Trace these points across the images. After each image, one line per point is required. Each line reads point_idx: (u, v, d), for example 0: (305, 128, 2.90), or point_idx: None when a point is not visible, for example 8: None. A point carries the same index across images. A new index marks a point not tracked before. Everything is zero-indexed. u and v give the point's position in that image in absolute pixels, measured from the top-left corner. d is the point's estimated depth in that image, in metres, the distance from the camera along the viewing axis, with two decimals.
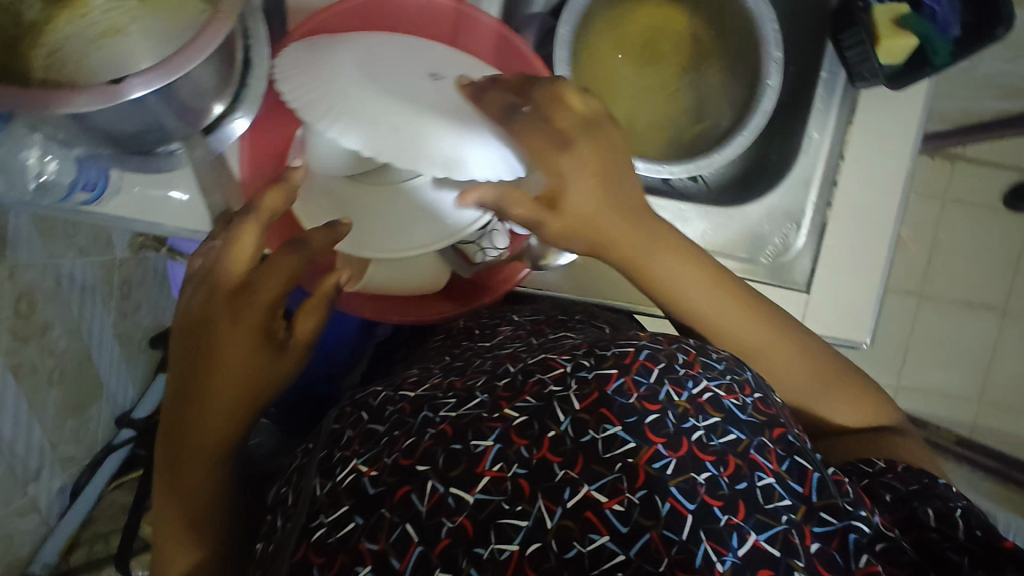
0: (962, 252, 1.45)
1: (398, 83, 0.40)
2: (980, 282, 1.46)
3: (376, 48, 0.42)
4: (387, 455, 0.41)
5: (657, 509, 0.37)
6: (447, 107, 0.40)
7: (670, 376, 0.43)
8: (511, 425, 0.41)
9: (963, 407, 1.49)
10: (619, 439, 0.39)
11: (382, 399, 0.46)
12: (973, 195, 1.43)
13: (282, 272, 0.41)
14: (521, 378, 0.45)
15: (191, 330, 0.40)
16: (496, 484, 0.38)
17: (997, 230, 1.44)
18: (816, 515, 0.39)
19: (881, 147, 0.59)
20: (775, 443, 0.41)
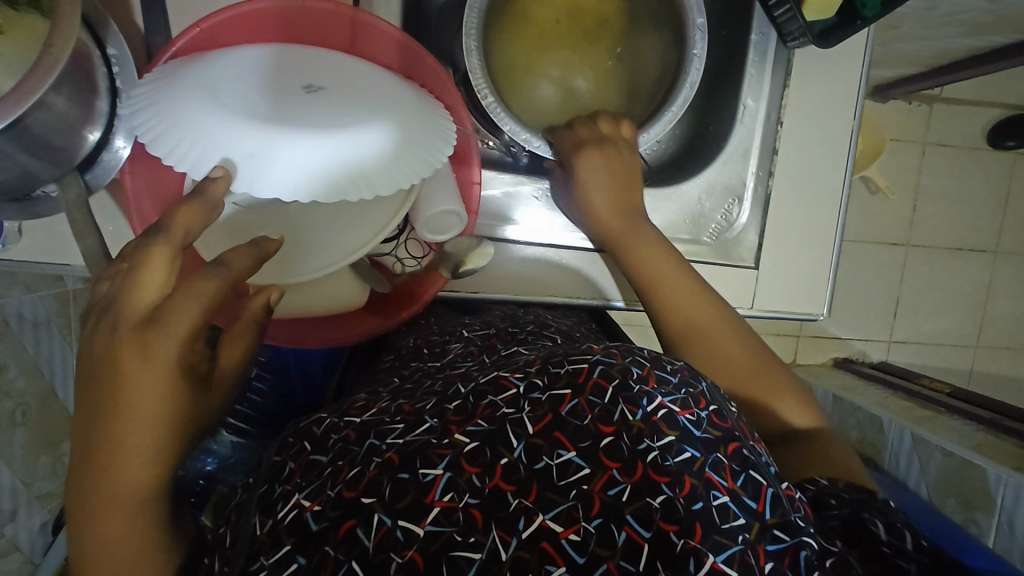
0: (948, 197, 1.40)
1: (264, 106, 0.37)
2: (968, 225, 1.42)
3: (236, 65, 0.39)
4: (331, 488, 0.39)
5: (613, 539, 0.36)
6: (323, 121, 0.38)
7: (624, 395, 0.42)
8: (461, 452, 0.39)
9: (959, 354, 1.46)
10: (573, 465, 0.39)
11: (325, 428, 0.45)
12: (955, 136, 1.38)
13: (200, 298, 0.39)
14: (473, 401, 0.43)
15: (94, 375, 0.37)
16: (446, 515, 0.37)
17: (982, 170, 1.40)
18: (769, 532, 0.38)
19: (821, 113, 0.57)
20: (729, 458, 0.40)
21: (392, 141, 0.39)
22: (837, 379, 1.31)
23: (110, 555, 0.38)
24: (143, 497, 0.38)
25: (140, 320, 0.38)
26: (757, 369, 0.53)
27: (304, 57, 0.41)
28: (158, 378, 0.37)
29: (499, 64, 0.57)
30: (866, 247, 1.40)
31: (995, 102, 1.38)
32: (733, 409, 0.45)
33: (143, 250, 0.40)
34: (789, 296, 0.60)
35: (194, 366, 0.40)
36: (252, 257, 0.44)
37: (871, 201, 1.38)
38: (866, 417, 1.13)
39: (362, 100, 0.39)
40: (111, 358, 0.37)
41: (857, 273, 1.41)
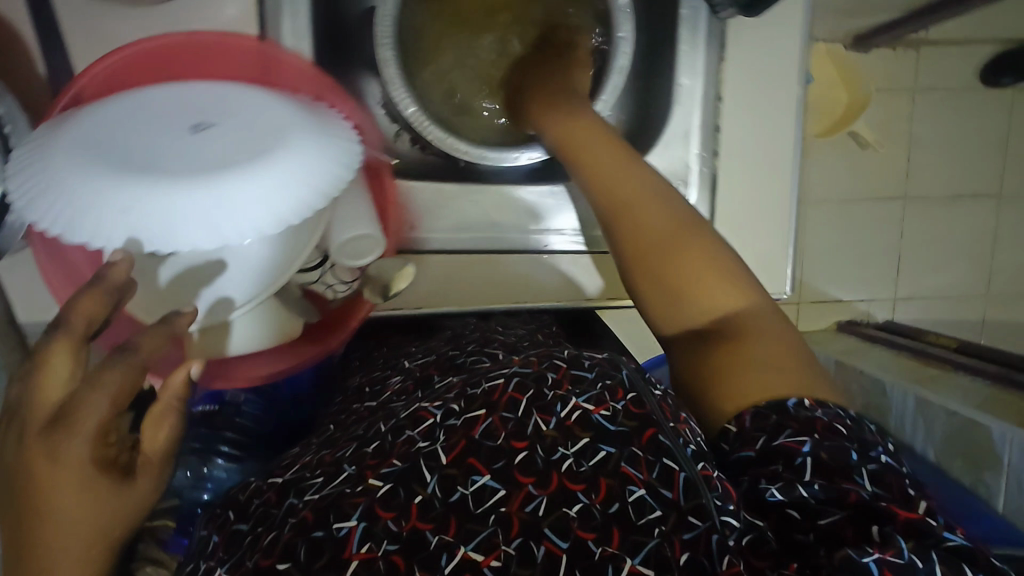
0: (942, 143, 1.34)
1: (148, 159, 0.38)
2: (968, 170, 1.36)
3: (116, 120, 0.39)
4: (247, 558, 0.38)
5: (533, 558, 0.36)
6: (208, 165, 0.38)
7: (537, 405, 0.42)
8: (375, 497, 0.38)
9: (968, 305, 1.41)
10: (489, 489, 0.38)
11: (250, 491, 0.45)
12: (945, 78, 1.31)
13: (110, 386, 0.38)
14: (391, 438, 0.42)
15: (10, 480, 0.36)
16: (367, 567, 0.36)
17: (978, 110, 1.34)
18: (685, 521, 0.37)
19: (758, 79, 0.58)
20: (644, 450, 0.39)
21: (280, 171, 0.39)
22: (837, 344, 1.28)
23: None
24: None
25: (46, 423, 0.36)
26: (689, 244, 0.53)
27: (198, 97, 0.42)
28: (72, 482, 0.36)
29: (436, 75, 0.63)
30: (860, 204, 1.35)
31: (986, 38, 1.31)
32: (656, 392, 0.43)
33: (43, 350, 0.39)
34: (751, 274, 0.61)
35: (118, 459, 0.38)
36: (160, 336, 0.43)
37: (859, 157, 1.33)
38: (869, 382, 1.10)
39: (247, 135, 0.40)
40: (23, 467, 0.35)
41: (852, 232, 1.36)
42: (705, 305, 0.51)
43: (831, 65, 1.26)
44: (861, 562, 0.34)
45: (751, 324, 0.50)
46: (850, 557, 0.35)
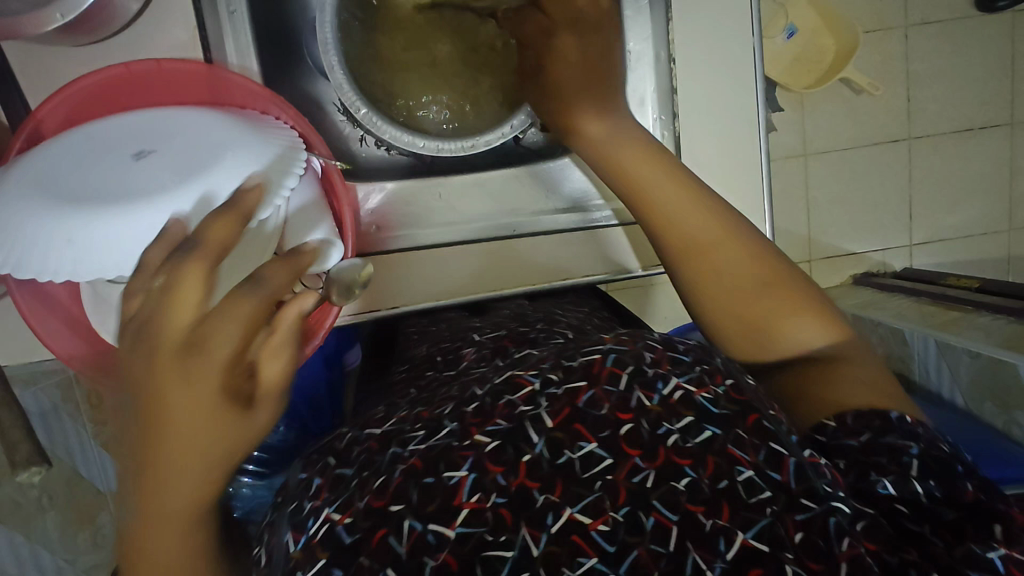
0: (943, 76, 1.28)
1: (94, 190, 0.41)
2: (975, 101, 1.30)
3: (62, 157, 0.42)
4: (359, 499, 0.41)
5: (642, 525, 0.38)
6: (150, 190, 0.41)
7: (639, 380, 0.43)
8: (483, 451, 0.41)
9: (989, 241, 1.36)
10: (596, 456, 0.40)
11: (348, 441, 0.48)
12: (939, 9, 1.25)
13: (241, 319, 0.38)
14: (490, 401, 0.45)
15: (135, 392, 0.37)
16: (476, 516, 0.39)
17: (978, 38, 1.27)
18: (797, 503, 0.38)
19: (705, 40, 0.64)
20: (749, 433, 0.41)
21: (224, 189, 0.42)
22: (852, 297, 1.25)
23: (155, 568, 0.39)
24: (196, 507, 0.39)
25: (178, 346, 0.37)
26: (771, 282, 0.54)
27: (139, 123, 0.44)
28: (199, 404, 0.37)
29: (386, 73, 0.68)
30: (863, 151, 1.31)
31: None
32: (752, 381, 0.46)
33: (178, 268, 0.38)
34: None
35: (241, 389, 0.39)
36: (286, 270, 0.43)
37: (856, 104, 1.28)
38: (885, 332, 1.06)
39: (189, 156, 0.42)
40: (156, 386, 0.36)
41: (859, 181, 1.32)
42: (799, 346, 0.52)
43: (813, 12, 1.23)
44: (986, 557, 0.37)
45: (853, 358, 0.50)
46: (976, 552, 0.37)
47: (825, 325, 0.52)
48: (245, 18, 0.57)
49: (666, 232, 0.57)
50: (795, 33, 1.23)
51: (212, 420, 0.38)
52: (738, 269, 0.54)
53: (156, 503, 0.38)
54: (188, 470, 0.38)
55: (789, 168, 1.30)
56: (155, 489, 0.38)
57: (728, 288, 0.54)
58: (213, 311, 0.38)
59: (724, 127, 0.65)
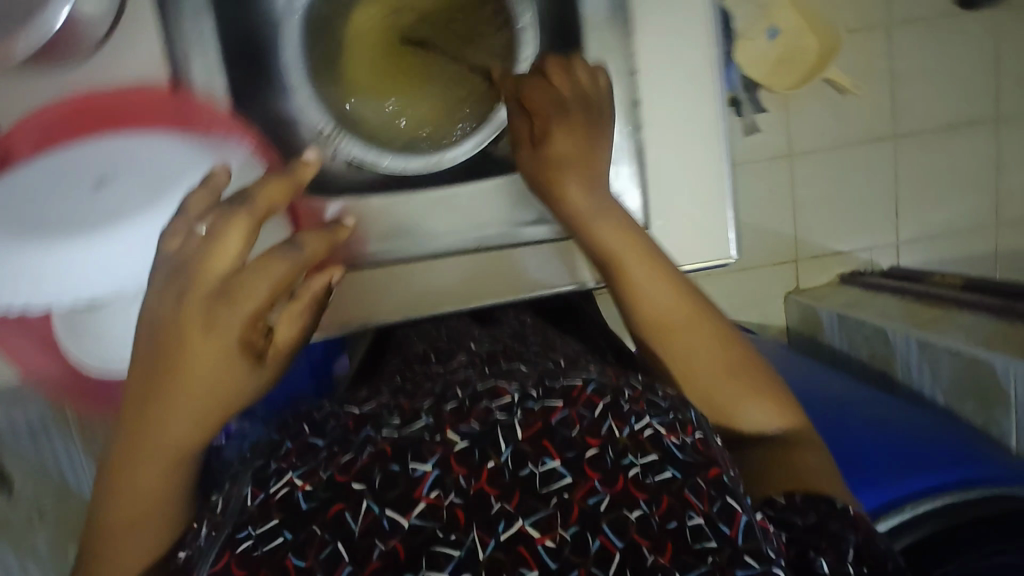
0: (927, 75, 1.28)
1: (61, 215, 0.50)
2: (958, 99, 1.30)
3: (31, 191, 0.50)
4: (324, 470, 0.41)
5: (588, 547, 0.37)
6: (110, 209, 0.51)
7: (613, 411, 0.43)
8: (451, 450, 0.41)
9: (976, 237, 1.36)
10: (556, 473, 0.40)
11: (324, 414, 0.49)
12: (922, 7, 1.25)
13: (267, 276, 0.47)
14: (468, 403, 0.45)
15: (161, 332, 0.45)
16: (431, 511, 0.38)
17: (961, 36, 1.27)
18: (740, 558, 0.37)
19: (664, 55, 0.67)
20: (708, 483, 0.41)
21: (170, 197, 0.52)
22: (839, 296, 1.25)
23: (134, 481, 0.46)
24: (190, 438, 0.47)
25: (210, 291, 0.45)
26: (737, 369, 0.58)
27: (98, 154, 0.53)
28: (220, 349, 0.45)
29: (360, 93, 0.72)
30: (848, 150, 1.31)
31: None
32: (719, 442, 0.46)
33: (223, 225, 0.47)
34: (688, 236, 0.71)
35: (255, 345, 0.48)
36: (322, 241, 0.53)
37: (840, 104, 1.28)
38: (871, 331, 1.08)
39: (139, 179, 0.53)
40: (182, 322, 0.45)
41: (844, 180, 1.32)
42: (756, 428, 0.57)
43: (796, 14, 1.22)
44: None
45: (806, 444, 0.56)
46: None
47: (782, 411, 0.58)
48: (212, 36, 0.60)
49: (644, 315, 0.61)
50: (778, 35, 1.22)
51: (226, 363, 0.46)
52: (707, 360, 0.59)
53: (160, 417, 0.46)
54: (197, 400, 0.46)
55: (774, 168, 1.30)
56: (158, 418, 0.45)
57: (698, 375, 0.59)
58: (249, 266, 0.47)
59: (686, 138, 0.69)
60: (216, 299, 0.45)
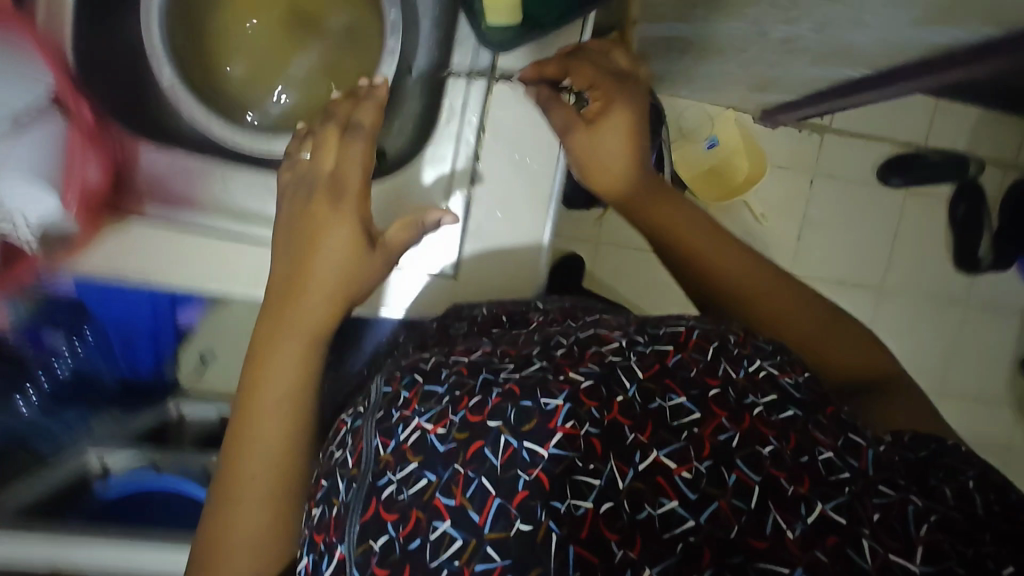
0: (839, 229, 1.36)
1: None
2: (856, 261, 1.36)
3: None
4: (453, 413, 0.46)
5: (725, 480, 0.43)
6: None
7: (726, 355, 0.51)
8: (579, 387, 0.46)
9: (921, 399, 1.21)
10: (684, 409, 0.46)
11: (434, 362, 0.50)
12: (847, 169, 1.34)
13: (356, 154, 0.64)
14: (579, 348, 0.50)
15: (295, 233, 0.62)
16: (570, 441, 0.44)
17: (876, 204, 1.35)
18: (874, 487, 0.44)
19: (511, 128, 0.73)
20: (828, 419, 0.48)
21: None
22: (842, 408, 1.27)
23: (262, 425, 0.57)
24: (311, 339, 0.60)
25: (330, 193, 0.63)
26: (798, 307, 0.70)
27: None
28: (350, 233, 0.62)
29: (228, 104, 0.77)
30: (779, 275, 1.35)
31: (885, 139, 1.32)
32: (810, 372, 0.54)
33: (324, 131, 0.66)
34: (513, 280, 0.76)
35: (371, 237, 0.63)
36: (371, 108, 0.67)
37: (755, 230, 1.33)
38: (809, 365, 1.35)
39: None
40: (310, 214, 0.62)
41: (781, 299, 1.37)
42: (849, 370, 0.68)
43: (737, 134, 1.29)
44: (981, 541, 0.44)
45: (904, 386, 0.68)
46: None
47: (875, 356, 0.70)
48: None
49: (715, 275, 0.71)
50: (717, 144, 1.29)
51: (351, 249, 0.61)
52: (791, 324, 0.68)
53: (292, 322, 0.60)
54: (336, 281, 0.61)
55: None
56: (291, 314, 0.60)
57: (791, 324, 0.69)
58: (341, 160, 0.64)
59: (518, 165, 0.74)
60: (334, 200, 0.62)
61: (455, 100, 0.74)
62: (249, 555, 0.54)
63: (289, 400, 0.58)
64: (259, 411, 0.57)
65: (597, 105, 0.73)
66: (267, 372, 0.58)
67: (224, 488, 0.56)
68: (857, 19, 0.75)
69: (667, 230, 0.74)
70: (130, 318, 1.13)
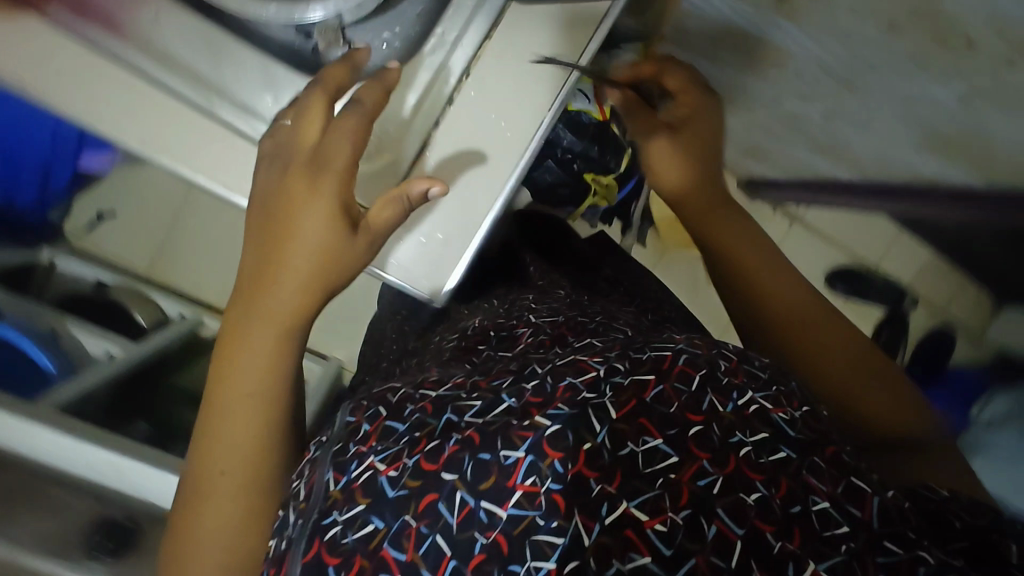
0: None
1: None
2: None
3: None
4: (409, 456, 0.52)
5: (704, 536, 0.47)
6: None
7: (715, 385, 0.57)
8: (543, 435, 0.51)
9: None
10: (660, 452, 0.51)
11: (400, 397, 0.59)
12: None
13: (347, 129, 0.64)
14: (552, 383, 0.55)
15: (276, 207, 0.64)
16: (528, 500, 0.49)
17: None
18: (880, 545, 0.47)
19: (495, 91, 0.73)
20: (820, 458, 0.53)
21: None
22: None
23: (234, 417, 0.62)
24: (286, 324, 0.64)
25: (308, 168, 0.64)
26: None
27: None
28: (327, 211, 0.63)
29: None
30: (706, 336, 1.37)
31: None
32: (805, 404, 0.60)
33: (305, 102, 0.66)
34: (424, 265, 0.77)
35: (352, 216, 0.66)
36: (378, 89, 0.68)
37: None
38: None
39: None
40: (289, 191, 0.63)
41: None
42: None
43: None
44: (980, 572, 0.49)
45: None
46: None
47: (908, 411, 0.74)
48: None
49: None
50: None
51: (326, 228, 0.63)
52: None
53: (268, 305, 0.63)
54: (311, 266, 0.64)
55: None
56: (268, 296, 0.63)
57: None
58: (330, 130, 0.65)
59: (492, 135, 0.73)
60: (311, 171, 0.64)
61: (447, 33, 0.73)
62: (217, 538, 0.60)
63: (259, 399, 0.62)
64: (229, 406, 0.62)
65: (682, 109, 1.01)
66: (235, 363, 0.63)
67: (197, 481, 0.61)
68: (862, 121, 0.71)
69: (740, 241, 0.81)
70: (24, 134, 1.05)
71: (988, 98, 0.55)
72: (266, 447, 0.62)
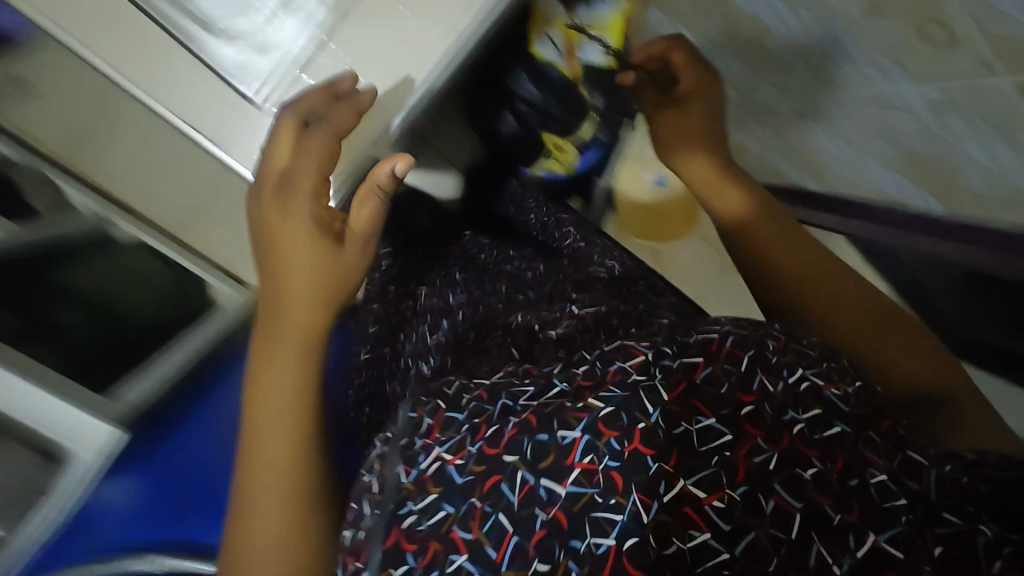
0: None
1: None
2: None
3: None
4: (471, 443, 0.44)
5: (761, 509, 0.39)
6: None
7: (763, 364, 0.45)
8: (598, 416, 0.42)
9: None
10: (715, 431, 0.42)
11: (457, 388, 0.50)
12: None
13: (318, 147, 0.62)
14: (601, 365, 0.46)
15: (265, 242, 0.60)
16: (588, 476, 0.41)
17: None
18: (938, 515, 0.39)
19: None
20: (879, 436, 0.42)
21: None
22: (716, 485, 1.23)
23: (258, 475, 0.51)
24: (299, 352, 0.56)
25: (278, 189, 0.61)
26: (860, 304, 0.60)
27: None
28: (302, 226, 0.59)
29: None
30: None
31: None
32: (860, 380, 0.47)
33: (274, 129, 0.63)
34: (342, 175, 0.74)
35: (333, 229, 0.61)
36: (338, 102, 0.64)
37: None
38: None
39: None
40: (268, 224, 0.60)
41: None
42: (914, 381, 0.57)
43: None
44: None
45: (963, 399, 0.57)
46: None
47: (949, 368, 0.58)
48: None
49: (781, 270, 0.63)
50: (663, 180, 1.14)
51: (314, 247, 0.59)
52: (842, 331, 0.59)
53: (266, 349, 0.56)
54: (311, 282, 0.58)
55: None
56: (265, 345, 0.56)
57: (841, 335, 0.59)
58: (300, 151, 0.62)
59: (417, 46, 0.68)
60: (283, 195, 0.61)
61: None
62: (274, 558, 0.49)
63: (282, 447, 0.52)
64: (249, 465, 0.52)
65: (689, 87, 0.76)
66: (263, 384, 0.54)
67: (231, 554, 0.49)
68: (837, 124, 0.71)
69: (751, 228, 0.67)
70: None
71: (959, 106, 0.53)
72: (302, 485, 0.52)
